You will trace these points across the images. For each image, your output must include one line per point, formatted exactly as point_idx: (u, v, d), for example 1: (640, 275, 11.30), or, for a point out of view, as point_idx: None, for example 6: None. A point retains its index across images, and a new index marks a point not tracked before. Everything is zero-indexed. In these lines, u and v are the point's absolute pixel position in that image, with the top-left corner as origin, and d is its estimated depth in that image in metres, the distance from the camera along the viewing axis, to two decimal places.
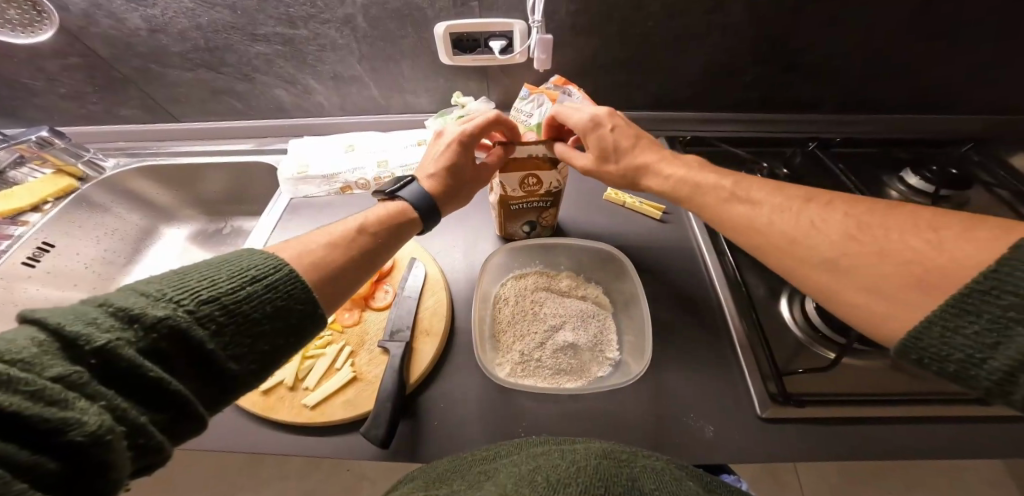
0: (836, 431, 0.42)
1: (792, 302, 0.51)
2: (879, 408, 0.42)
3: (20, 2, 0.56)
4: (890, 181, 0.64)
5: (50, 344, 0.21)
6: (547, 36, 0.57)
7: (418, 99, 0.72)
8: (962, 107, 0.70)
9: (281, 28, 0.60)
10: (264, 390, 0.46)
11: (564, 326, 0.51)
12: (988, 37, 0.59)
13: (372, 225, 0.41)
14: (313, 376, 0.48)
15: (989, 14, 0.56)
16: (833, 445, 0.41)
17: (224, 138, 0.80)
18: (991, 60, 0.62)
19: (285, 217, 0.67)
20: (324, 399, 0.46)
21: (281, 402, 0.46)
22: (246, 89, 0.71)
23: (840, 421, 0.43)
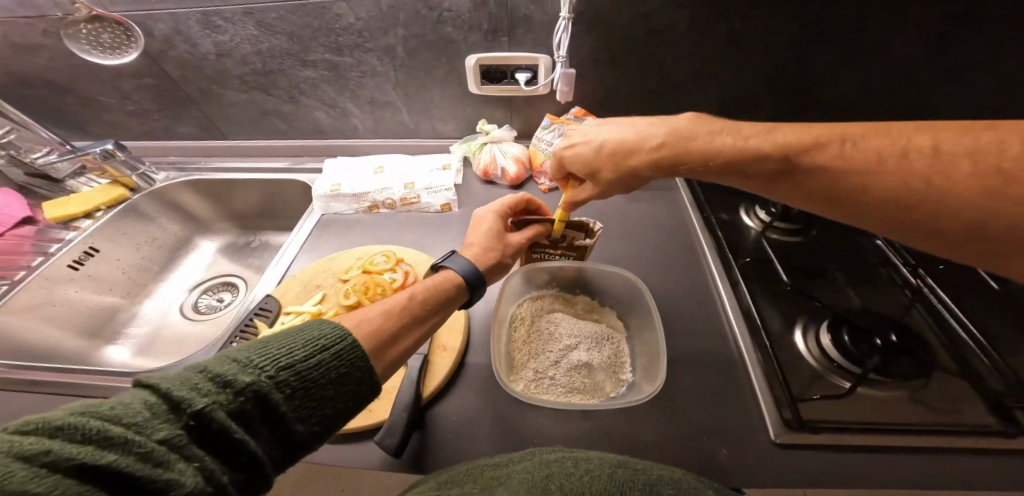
0: (865, 465, 0.38)
1: (806, 334, 0.47)
2: (905, 438, 0.38)
3: (113, 26, 0.61)
4: None
5: (159, 406, 0.21)
6: (570, 70, 0.60)
7: (446, 125, 0.76)
8: None
9: (329, 55, 0.66)
10: None
11: (578, 346, 0.49)
12: None
13: (424, 297, 0.40)
14: None
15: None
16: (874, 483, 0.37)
17: (263, 156, 0.86)
18: None
19: (315, 232, 0.69)
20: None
21: None
22: (291, 110, 0.77)
23: (863, 453, 0.38)
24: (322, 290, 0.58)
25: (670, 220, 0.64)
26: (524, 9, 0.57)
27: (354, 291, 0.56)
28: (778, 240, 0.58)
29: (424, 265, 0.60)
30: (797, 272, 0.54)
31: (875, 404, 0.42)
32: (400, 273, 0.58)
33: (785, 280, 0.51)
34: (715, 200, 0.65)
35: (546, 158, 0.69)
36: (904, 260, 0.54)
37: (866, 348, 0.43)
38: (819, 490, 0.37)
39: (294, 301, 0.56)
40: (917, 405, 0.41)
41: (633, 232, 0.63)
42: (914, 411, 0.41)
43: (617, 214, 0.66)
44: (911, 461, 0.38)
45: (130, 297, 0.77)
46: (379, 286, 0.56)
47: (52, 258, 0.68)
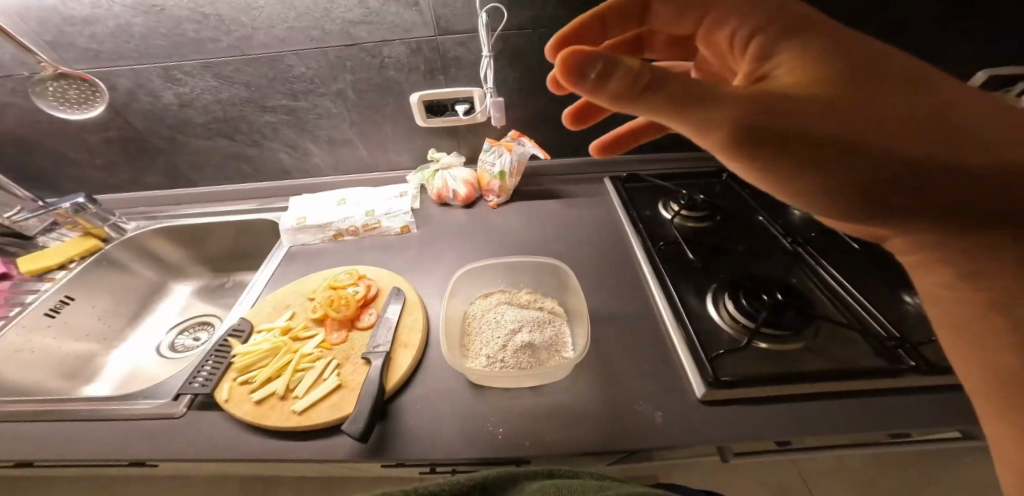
0: (781, 411, 0.42)
1: (716, 303, 0.53)
2: (814, 386, 0.42)
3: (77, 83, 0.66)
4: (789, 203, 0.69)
5: None
6: (499, 98, 0.70)
7: (400, 157, 0.84)
8: None
9: (285, 101, 0.74)
10: (256, 400, 0.47)
11: (522, 328, 0.53)
12: None
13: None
14: (303, 384, 0.49)
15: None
16: (790, 425, 0.40)
17: (232, 200, 0.91)
18: None
19: (281, 264, 0.72)
20: (309, 405, 0.46)
21: (271, 410, 0.46)
22: (254, 153, 0.84)
23: (778, 402, 0.42)
24: (291, 309, 0.61)
25: (604, 221, 0.71)
26: (454, 51, 0.67)
27: (320, 306, 0.59)
28: (692, 229, 0.66)
29: (384, 277, 0.64)
30: (708, 251, 0.61)
31: (781, 353, 0.46)
32: (362, 287, 0.62)
33: (692, 258, 0.59)
34: (639, 198, 0.73)
35: (490, 178, 0.76)
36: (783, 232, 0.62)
37: (765, 306, 0.48)
38: (741, 439, 0.40)
39: (267, 318, 0.60)
40: (817, 354, 0.46)
41: (570, 233, 0.71)
42: (817, 361, 0.45)
43: (559, 220, 0.73)
44: (815, 404, 0.42)
45: (105, 342, 0.79)
46: (342, 298, 0.59)
47: (27, 308, 0.70)
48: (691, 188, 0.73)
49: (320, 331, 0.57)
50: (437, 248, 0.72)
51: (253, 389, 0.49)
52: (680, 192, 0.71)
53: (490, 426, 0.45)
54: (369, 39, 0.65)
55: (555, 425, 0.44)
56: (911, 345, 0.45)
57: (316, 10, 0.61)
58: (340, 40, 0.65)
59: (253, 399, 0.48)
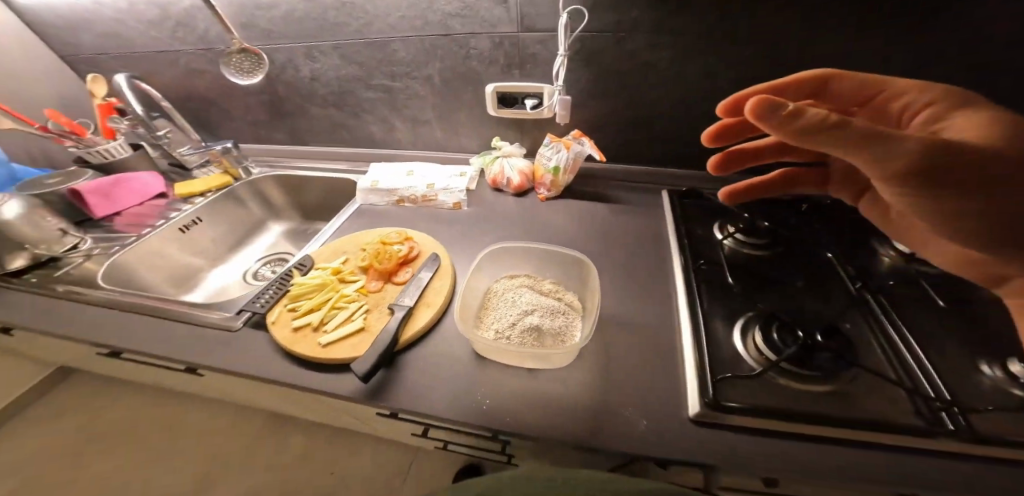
0: (773, 443, 0.40)
1: (745, 335, 0.49)
2: (819, 427, 0.39)
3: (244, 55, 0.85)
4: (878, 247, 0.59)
5: None
6: (567, 97, 0.72)
7: (470, 142, 0.91)
8: None
9: (385, 80, 0.85)
10: (295, 327, 0.56)
11: (534, 311, 0.55)
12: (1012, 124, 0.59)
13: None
14: (334, 321, 0.56)
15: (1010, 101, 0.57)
16: (777, 455, 0.39)
17: (329, 160, 1.06)
18: None
19: (351, 217, 0.83)
20: (333, 341, 0.53)
21: (303, 339, 0.55)
22: (354, 123, 0.98)
23: (772, 434, 0.40)
24: (346, 255, 0.71)
25: (651, 233, 0.69)
26: (533, 48, 0.71)
27: (367, 256, 0.67)
28: (747, 256, 0.60)
29: (426, 242, 0.71)
30: (756, 282, 0.55)
31: (795, 390, 0.43)
32: (405, 247, 0.69)
33: (732, 283, 0.55)
34: (693, 216, 0.69)
35: (546, 172, 0.78)
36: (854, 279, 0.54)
37: (794, 342, 0.44)
38: (715, 461, 0.39)
39: (326, 258, 0.71)
40: (839, 400, 0.42)
41: (609, 237, 0.70)
42: (837, 405, 0.42)
43: (604, 223, 0.73)
44: (813, 446, 0.39)
45: (209, 260, 0.99)
46: (387, 253, 0.66)
47: (169, 222, 0.91)
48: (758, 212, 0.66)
49: (362, 278, 0.65)
50: (481, 228, 0.77)
51: (297, 317, 0.58)
52: (742, 214, 0.65)
53: (478, 397, 0.47)
54: (460, 31, 0.73)
55: (541, 407, 0.45)
56: (958, 412, 0.39)
57: (422, 2, 0.71)
58: (436, 30, 0.74)
59: (292, 326, 0.56)
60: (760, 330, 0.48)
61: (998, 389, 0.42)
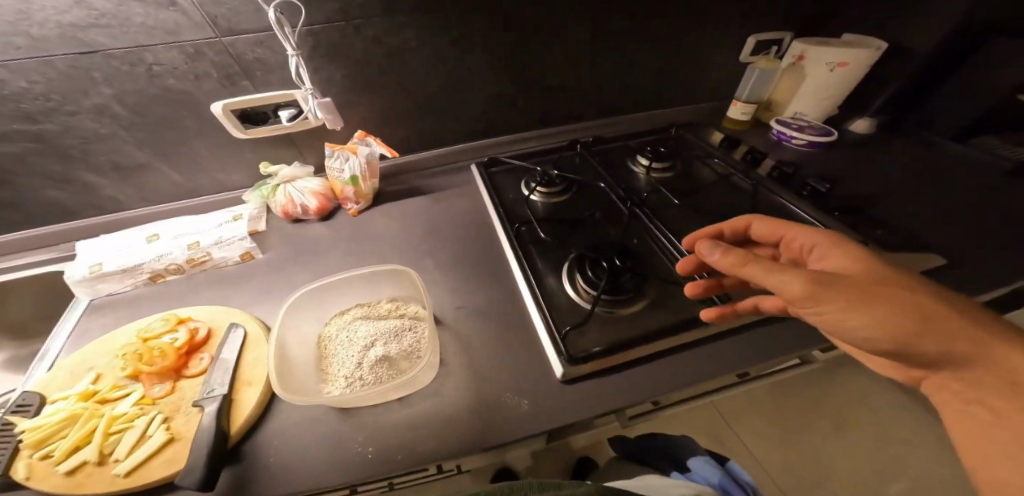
0: (624, 375, 0.48)
1: (573, 282, 0.57)
2: (663, 343, 0.48)
3: None
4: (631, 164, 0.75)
5: None
6: (327, 99, 0.61)
7: (229, 176, 0.71)
8: (700, 97, 0.86)
9: (16, 126, 0.56)
10: (65, 471, 0.41)
11: (375, 342, 0.54)
12: (689, 51, 0.76)
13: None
14: (123, 445, 0.43)
15: (682, 35, 0.73)
16: (631, 388, 0.46)
17: (9, 253, 0.70)
18: (701, 64, 0.79)
19: (79, 326, 0.59)
20: (140, 463, 0.41)
21: (88, 479, 0.41)
22: (4, 196, 0.63)
23: (627, 367, 0.48)
24: (92, 369, 0.52)
25: (469, 215, 0.70)
26: (251, 53, 0.57)
27: (133, 354, 0.50)
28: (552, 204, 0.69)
29: (219, 314, 0.57)
30: (560, 229, 0.65)
31: (619, 318, 0.53)
32: (183, 331, 0.54)
33: (543, 238, 0.63)
34: (501, 184, 0.73)
35: (343, 185, 0.68)
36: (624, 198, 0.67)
37: (604, 274, 0.54)
38: (581, 414, 0.45)
39: (59, 386, 0.50)
40: (653, 310, 0.53)
41: (439, 231, 0.68)
42: (655, 315, 0.53)
43: (423, 220, 0.70)
44: (644, 366, 0.49)
45: None
46: (155, 351, 0.51)
47: None
48: (543, 163, 0.75)
49: (138, 386, 0.49)
50: (287, 278, 0.64)
51: (59, 460, 0.42)
52: (536, 169, 0.72)
53: (356, 446, 0.45)
54: (113, 45, 0.51)
55: (428, 436, 0.45)
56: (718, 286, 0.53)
57: (5, 11, 0.45)
58: (73, 47, 0.50)
59: (60, 471, 0.41)
60: (580, 272, 0.56)
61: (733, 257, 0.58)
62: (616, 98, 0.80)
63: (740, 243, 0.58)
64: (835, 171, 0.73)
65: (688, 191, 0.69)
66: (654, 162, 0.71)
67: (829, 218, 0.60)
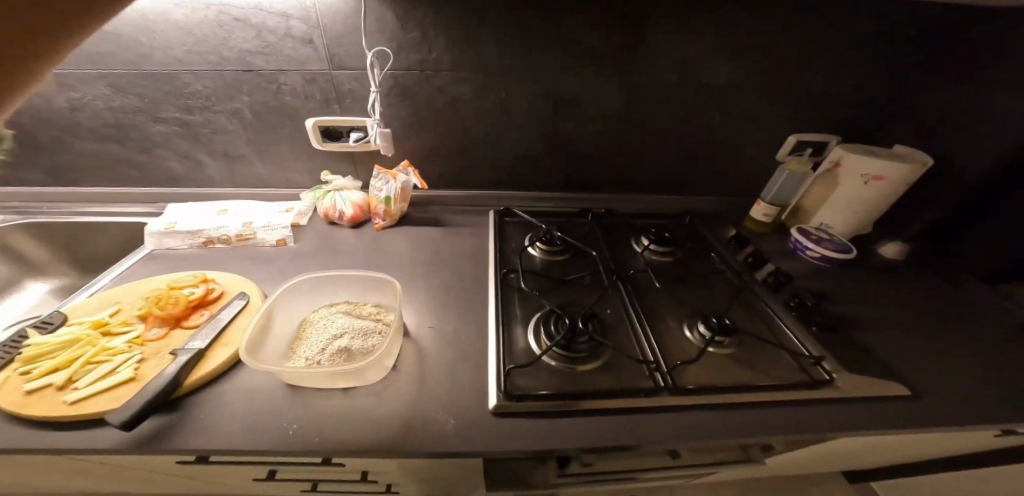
0: (566, 422, 0.44)
1: (535, 329, 0.56)
2: (612, 401, 0.46)
3: None
4: (632, 244, 0.72)
5: None
6: (387, 130, 0.75)
7: (299, 176, 0.87)
8: (722, 190, 0.91)
9: (179, 114, 0.77)
10: (29, 389, 0.45)
11: (343, 335, 0.54)
12: (712, 150, 0.83)
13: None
14: (90, 375, 0.46)
15: (708, 134, 0.81)
16: (569, 434, 0.43)
17: (121, 202, 0.88)
18: (725, 165, 0.86)
19: (136, 265, 0.71)
20: (88, 396, 0.44)
21: (42, 401, 0.44)
22: (144, 160, 0.84)
23: (570, 413, 0.45)
24: (119, 303, 0.59)
25: (476, 247, 0.76)
26: (348, 85, 0.73)
27: (148, 301, 0.57)
28: (544, 261, 0.70)
29: (235, 282, 0.64)
30: (547, 280, 0.65)
31: (568, 375, 0.50)
32: (200, 288, 0.61)
33: (525, 287, 0.62)
34: (510, 231, 0.78)
35: (378, 202, 0.79)
36: (610, 269, 0.65)
37: (562, 331, 0.52)
38: (510, 447, 0.42)
39: (86, 312, 0.58)
40: (601, 373, 0.49)
41: (440, 256, 0.74)
42: (618, 371, 0.50)
43: (436, 243, 0.77)
44: (588, 416, 0.45)
45: None
46: (170, 297, 0.57)
47: None
48: (555, 224, 0.79)
49: (139, 326, 0.55)
50: (305, 263, 0.73)
51: (31, 378, 0.46)
52: (541, 226, 0.75)
53: (281, 421, 0.45)
54: (266, 67, 0.71)
55: (349, 424, 0.45)
56: (666, 370, 0.49)
57: (214, 37, 0.67)
58: (237, 66, 0.70)
59: (25, 388, 0.45)
60: (545, 322, 0.55)
61: (692, 347, 0.53)
62: (639, 179, 0.87)
63: (706, 335, 0.52)
64: (850, 288, 0.69)
65: (678, 278, 0.64)
66: (654, 244, 0.69)
67: (806, 335, 0.55)
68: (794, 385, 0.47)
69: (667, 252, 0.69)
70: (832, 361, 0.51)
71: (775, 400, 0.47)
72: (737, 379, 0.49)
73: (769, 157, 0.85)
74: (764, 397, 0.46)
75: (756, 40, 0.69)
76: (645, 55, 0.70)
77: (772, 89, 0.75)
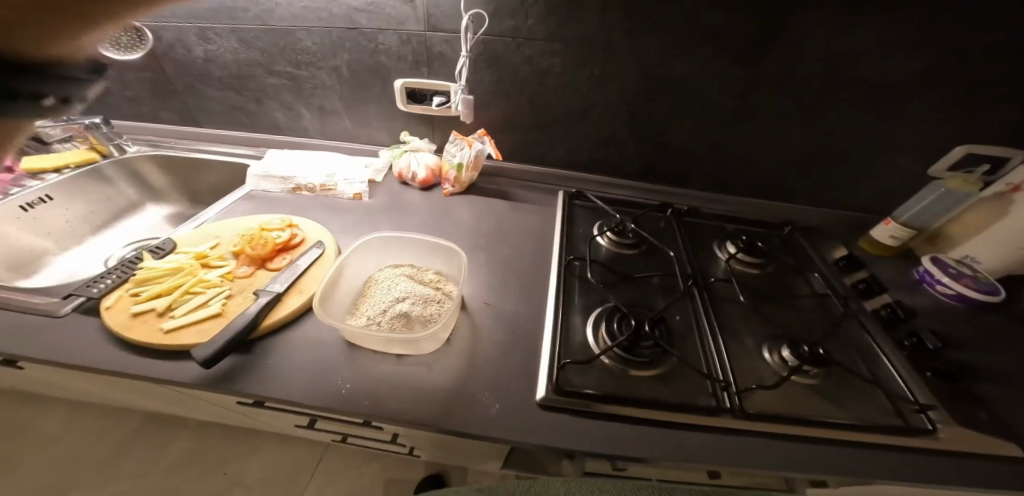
0: (615, 430, 0.42)
1: (596, 327, 0.53)
2: (671, 413, 0.42)
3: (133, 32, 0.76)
4: (714, 248, 0.65)
5: None
6: (470, 97, 0.75)
7: (380, 134, 0.90)
8: (832, 201, 0.78)
9: (289, 69, 0.82)
10: (134, 312, 0.51)
11: (405, 299, 0.56)
12: (832, 153, 0.71)
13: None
14: (184, 306, 0.52)
15: (831, 133, 0.69)
16: (618, 441, 0.41)
17: (230, 144, 0.98)
18: (843, 172, 0.73)
19: (239, 201, 0.79)
20: (179, 326, 0.49)
21: (143, 324, 0.50)
22: (254, 109, 0.92)
23: (620, 423, 0.43)
24: (217, 239, 0.66)
25: (540, 225, 0.74)
26: (439, 47, 0.72)
27: (239, 241, 0.64)
28: (613, 252, 0.66)
29: (313, 231, 0.69)
30: (613, 273, 0.61)
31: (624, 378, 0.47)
32: (286, 233, 0.66)
33: (591, 278, 0.59)
34: (578, 216, 0.74)
35: (450, 167, 0.80)
36: (689, 272, 0.59)
37: (626, 331, 0.48)
38: (554, 443, 0.41)
39: (190, 244, 0.65)
40: (659, 384, 0.46)
41: (503, 232, 0.73)
42: (678, 384, 0.46)
43: (501, 216, 0.76)
44: (639, 427, 0.42)
45: (60, 243, 0.83)
46: (261, 239, 0.63)
47: (11, 195, 0.74)
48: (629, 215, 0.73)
49: (232, 263, 0.61)
50: (377, 221, 0.76)
51: (139, 301, 0.52)
52: (615, 215, 0.70)
53: (337, 381, 0.47)
54: (368, 26, 0.72)
55: (400, 390, 0.47)
56: (736, 391, 0.44)
57: None
58: (343, 23, 0.73)
59: (130, 311, 0.51)
60: (607, 320, 0.52)
61: (776, 374, 0.46)
62: (732, 176, 0.78)
63: (791, 363, 0.46)
64: (990, 341, 0.56)
65: (763, 295, 0.56)
66: (741, 253, 0.61)
67: (913, 377, 0.47)
68: (898, 431, 0.41)
69: (757, 263, 0.61)
70: (941, 410, 0.44)
71: (870, 445, 0.41)
72: (813, 411, 0.43)
73: (903, 168, 0.71)
74: (854, 438, 0.40)
75: (927, 22, 0.55)
76: (774, 36, 0.60)
77: (932, 86, 0.61)
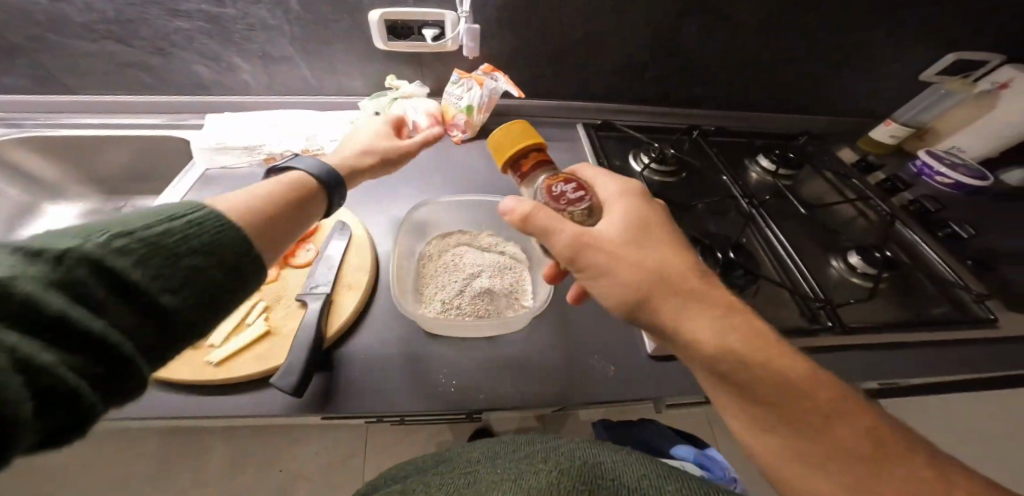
0: None
1: None
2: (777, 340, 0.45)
3: None
4: (749, 164, 0.69)
5: None
6: (475, 27, 0.62)
7: (352, 81, 0.74)
8: (822, 109, 0.83)
9: (205, 5, 0.60)
10: None
11: (481, 274, 0.53)
12: (830, 62, 0.74)
13: (268, 195, 0.36)
14: (220, 331, 0.43)
15: (832, 44, 0.71)
16: None
17: (135, 113, 0.74)
18: (835, 81, 0.78)
19: (197, 187, 0.62)
20: (231, 354, 0.41)
21: (180, 361, 0.41)
22: (161, 64, 0.68)
23: None
24: None
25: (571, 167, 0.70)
26: None
27: None
28: (660, 182, 0.66)
29: None
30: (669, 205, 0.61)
31: None
32: None
33: None
34: (609, 148, 0.72)
35: (456, 112, 0.70)
36: (742, 191, 0.63)
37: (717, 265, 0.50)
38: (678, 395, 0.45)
39: None
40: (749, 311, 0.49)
41: None
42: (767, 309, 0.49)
43: None
44: None
45: None
46: None
47: None
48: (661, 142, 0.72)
49: None
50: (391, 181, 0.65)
51: None
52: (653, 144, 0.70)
53: (441, 379, 0.44)
54: None
55: (511, 375, 0.45)
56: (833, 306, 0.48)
57: None
58: None
59: None
60: None
61: (844, 279, 0.53)
62: (739, 94, 0.78)
63: (861, 268, 0.53)
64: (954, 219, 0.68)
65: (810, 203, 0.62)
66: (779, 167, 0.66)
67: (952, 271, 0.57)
68: (955, 325, 0.49)
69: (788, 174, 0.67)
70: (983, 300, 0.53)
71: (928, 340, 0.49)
72: (893, 318, 0.49)
73: (885, 71, 0.77)
74: (925, 335, 0.48)
75: None
76: None
77: None
